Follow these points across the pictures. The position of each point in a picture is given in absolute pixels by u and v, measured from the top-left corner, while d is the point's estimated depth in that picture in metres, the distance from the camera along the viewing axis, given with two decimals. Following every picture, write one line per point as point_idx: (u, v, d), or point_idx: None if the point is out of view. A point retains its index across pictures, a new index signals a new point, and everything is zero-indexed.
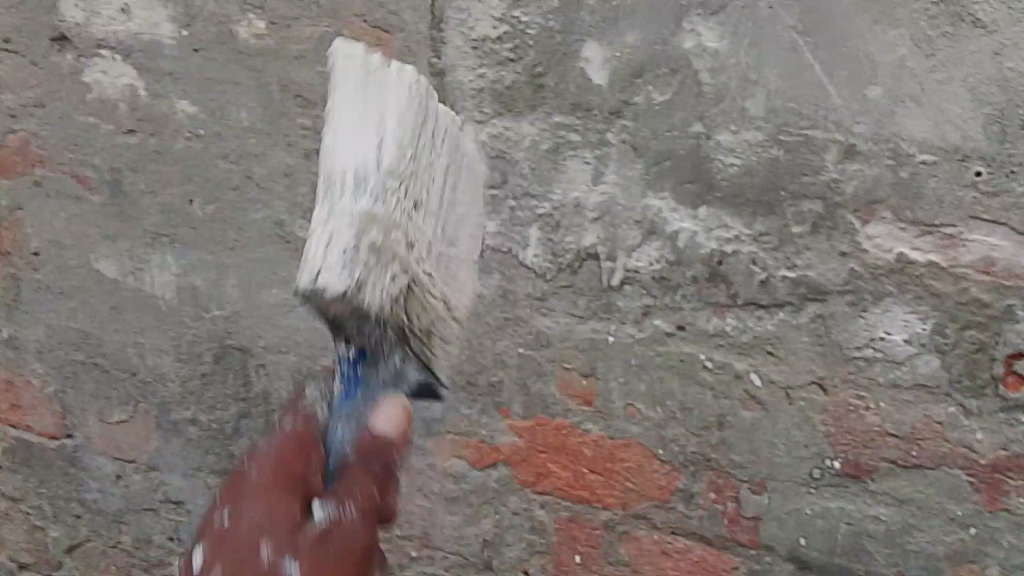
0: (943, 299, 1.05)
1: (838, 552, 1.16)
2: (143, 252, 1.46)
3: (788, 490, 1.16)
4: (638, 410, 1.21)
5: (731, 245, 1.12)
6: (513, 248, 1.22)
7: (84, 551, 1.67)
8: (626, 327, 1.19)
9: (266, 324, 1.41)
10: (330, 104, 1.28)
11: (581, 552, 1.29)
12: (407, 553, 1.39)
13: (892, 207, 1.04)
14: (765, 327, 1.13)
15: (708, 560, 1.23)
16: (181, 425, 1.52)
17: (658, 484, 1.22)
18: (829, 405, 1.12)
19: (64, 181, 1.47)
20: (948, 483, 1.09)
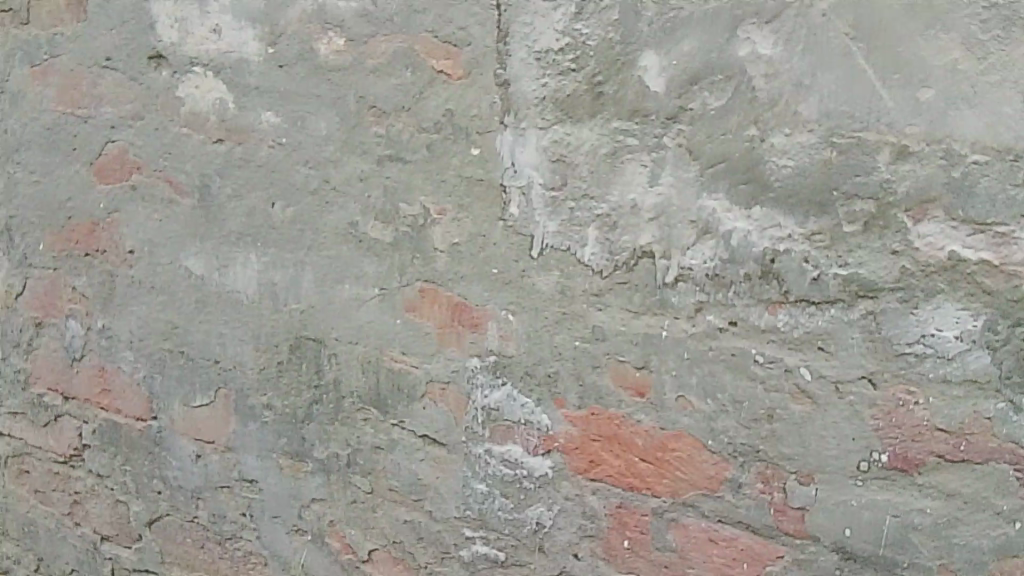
0: (994, 296, 1.08)
1: (884, 544, 1.18)
2: (229, 250, 1.56)
3: (835, 482, 1.19)
4: (689, 402, 1.26)
5: (784, 243, 1.17)
6: (572, 246, 1.29)
7: (163, 525, 1.74)
8: (680, 321, 1.25)
9: (338, 317, 1.48)
10: (403, 112, 1.37)
11: (630, 538, 1.33)
12: (463, 535, 1.45)
13: (944, 207, 1.08)
14: (817, 323, 1.17)
15: (754, 548, 1.25)
16: (258, 410, 1.59)
17: (707, 474, 1.26)
18: (879, 399, 1.15)
19: (157, 185, 1.60)
20: (995, 477, 1.11)
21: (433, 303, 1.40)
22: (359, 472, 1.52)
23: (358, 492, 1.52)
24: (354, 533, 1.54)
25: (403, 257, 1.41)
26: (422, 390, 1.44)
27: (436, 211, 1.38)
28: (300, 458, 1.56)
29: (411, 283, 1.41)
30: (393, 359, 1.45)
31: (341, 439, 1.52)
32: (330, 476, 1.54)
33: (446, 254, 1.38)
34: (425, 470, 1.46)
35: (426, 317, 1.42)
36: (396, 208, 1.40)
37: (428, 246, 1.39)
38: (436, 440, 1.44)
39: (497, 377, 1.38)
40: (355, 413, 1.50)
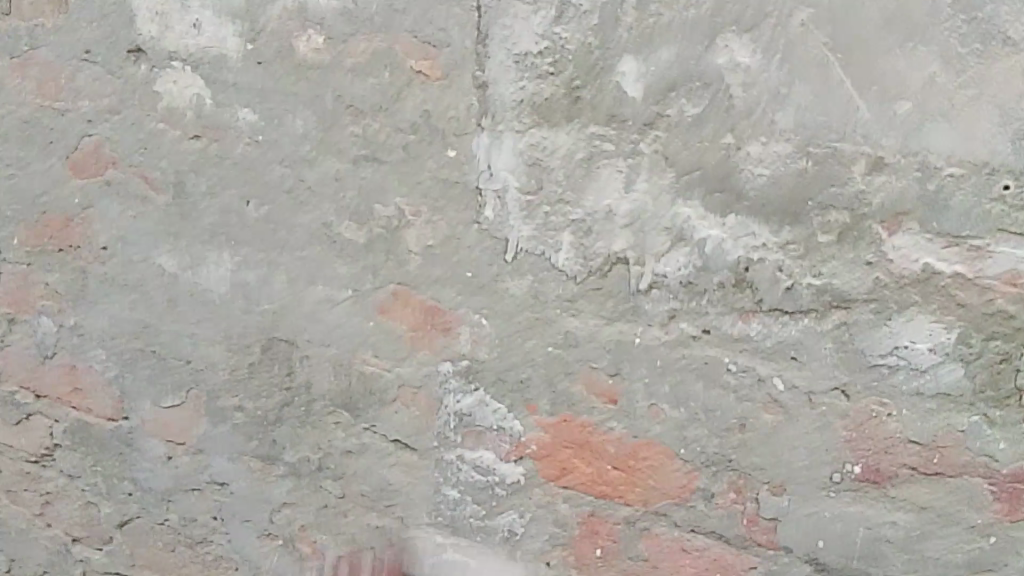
0: (967, 309, 1.08)
1: (856, 557, 1.18)
2: (201, 249, 1.53)
3: (806, 493, 1.19)
4: (661, 410, 1.25)
5: (758, 252, 1.16)
6: (546, 251, 1.28)
7: (133, 528, 1.72)
8: (653, 328, 1.24)
9: (311, 319, 1.47)
10: (381, 113, 1.35)
11: (602, 547, 1.32)
12: (435, 541, 1.44)
13: (918, 219, 1.08)
14: (789, 333, 1.16)
15: (725, 559, 1.25)
16: (228, 411, 1.57)
17: (678, 483, 1.26)
18: (851, 411, 1.15)
19: (131, 181, 1.57)
20: (967, 491, 1.12)
21: (405, 306, 1.39)
22: (330, 476, 1.50)
23: (327, 497, 1.51)
24: (324, 538, 1.54)
25: (378, 259, 1.40)
26: (395, 394, 1.43)
27: (411, 214, 1.36)
28: (270, 461, 1.55)
29: (384, 285, 1.40)
30: (365, 362, 1.44)
31: (311, 443, 1.51)
32: (301, 479, 1.53)
33: (421, 257, 1.37)
34: (396, 475, 1.44)
35: (398, 320, 1.40)
36: (372, 210, 1.39)
37: (402, 248, 1.38)
38: (408, 444, 1.43)
39: (469, 381, 1.36)
40: (327, 416, 1.49)
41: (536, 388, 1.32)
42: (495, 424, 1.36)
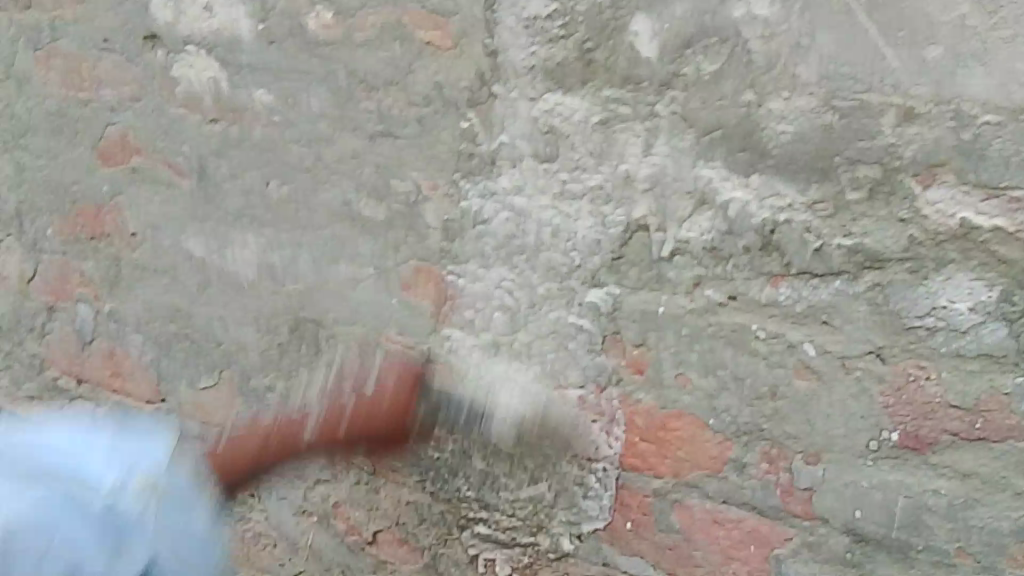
0: (1011, 266, 1.01)
1: (897, 526, 1.12)
2: (226, 231, 1.53)
3: (843, 462, 1.14)
4: (689, 380, 1.22)
5: (785, 213, 1.11)
6: (564, 221, 1.24)
7: None
8: (678, 297, 1.20)
9: (334, 299, 1.46)
10: (392, 87, 1.33)
11: (633, 520, 1.29)
12: (466, 516, 1.41)
13: (954, 170, 1.02)
14: (820, 296, 1.11)
15: (761, 530, 1.21)
16: (261, 392, 1.56)
17: (710, 453, 1.22)
18: (888, 375, 1.09)
19: (157, 168, 1.56)
20: (1014, 456, 1.04)
21: (427, 281, 1.37)
22: (362, 453, 1.50)
23: (360, 474, 1.51)
24: (360, 515, 1.52)
25: (397, 235, 1.38)
26: (418, 371, 1.41)
27: (429, 188, 1.34)
28: None
29: (405, 261, 1.39)
30: (390, 340, 1.43)
31: None
32: (334, 458, 1.52)
33: (440, 232, 1.35)
34: (425, 453, 1.44)
35: (421, 296, 1.39)
36: (390, 186, 1.37)
37: (422, 224, 1.36)
38: (434, 421, 1.41)
39: (495, 354, 1.34)
40: None
41: (569, 358, 1.29)
42: (534, 399, 1.32)
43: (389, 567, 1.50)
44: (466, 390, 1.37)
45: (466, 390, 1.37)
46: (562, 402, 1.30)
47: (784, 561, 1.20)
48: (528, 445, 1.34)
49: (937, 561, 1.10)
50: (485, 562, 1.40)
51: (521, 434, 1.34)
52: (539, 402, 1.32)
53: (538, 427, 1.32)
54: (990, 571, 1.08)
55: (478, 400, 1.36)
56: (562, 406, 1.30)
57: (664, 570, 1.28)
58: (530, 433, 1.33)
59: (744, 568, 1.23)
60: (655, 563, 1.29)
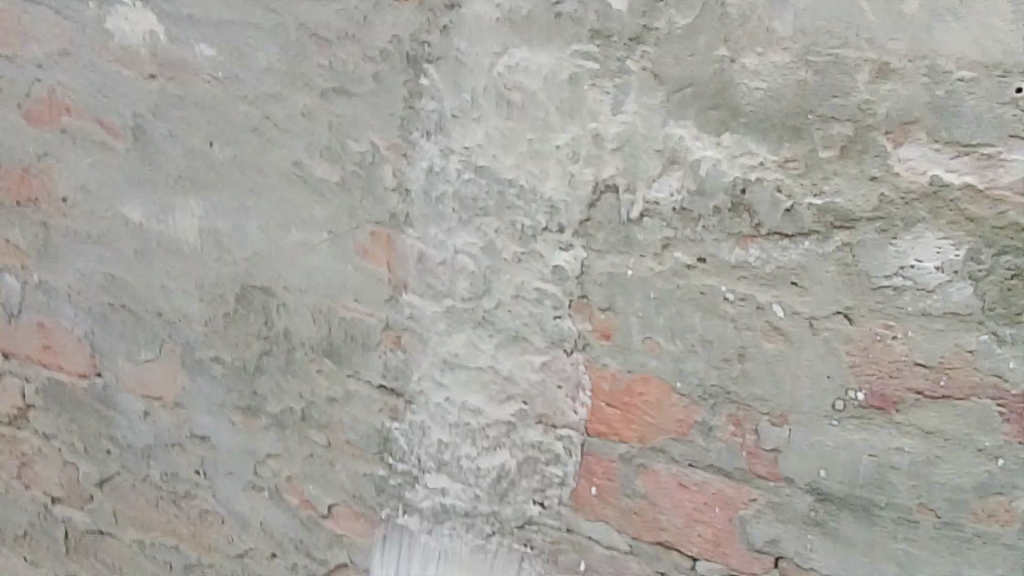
0: (977, 224, 1.02)
1: (860, 484, 1.12)
2: (167, 194, 1.43)
3: (809, 422, 1.14)
4: (656, 343, 1.20)
5: (756, 172, 1.10)
6: (530, 181, 1.21)
7: (113, 486, 1.61)
8: (647, 259, 1.18)
9: (286, 264, 1.39)
10: (348, 40, 1.26)
11: (598, 486, 1.27)
12: (427, 487, 1.37)
13: (926, 127, 1.02)
14: (790, 257, 1.11)
15: (726, 492, 1.20)
16: (206, 364, 1.49)
17: (676, 417, 1.21)
18: (855, 335, 1.09)
19: (88, 126, 1.45)
20: (977, 414, 1.06)
21: (382, 246, 1.32)
22: (316, 426, 1.44)
23: (314, 447, 1.45)
24: (313, 489, 1.46)
25: (352, 198, 1.32)
26: (377, 338, 1.36)
27: (386, 147, 1.28)
28: (253, 413, 1.48)
29: (361, 225, 1.33)
30: (346, 307, 1.37)
31: (293, 393, 1.44)
32: (285, 431, 1.46)
33: (398, 194, 1.29)
34: (382, 423, 1.38)
35: (377, 261, 1.33)
36: (344, 145, 1.31)
37: (379, 185, 1.30)
38: (394, 389, 1.36)
39: (458, 320, 1.30)
40: (308, 365, 1.42)
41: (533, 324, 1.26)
42: (499, 364, 1.29)
43: (347, 541, 1.46)
44: (427, 357, 1.33)
45: (427, 359, 1.33)
46: (526, 369, 1.28)
47: (748, 522, 1.20)
48: (492, 413, 1.31)
49: (900, 518, 1.11)
50: (445, 533, 1.37)
51: (485, 405, 1.31)
52: (504, 368, 1.29)
53: (501, 396, 1.30)
54: (951, 526, 1.09)
55: (441, 369, 1.32)
56: (525, 374, 1.28)
57: (628, 536, 1.27)
58: (496, 401, 1.30)
59: (709, 530, 1.22)
60: (620, 528, 1.27)
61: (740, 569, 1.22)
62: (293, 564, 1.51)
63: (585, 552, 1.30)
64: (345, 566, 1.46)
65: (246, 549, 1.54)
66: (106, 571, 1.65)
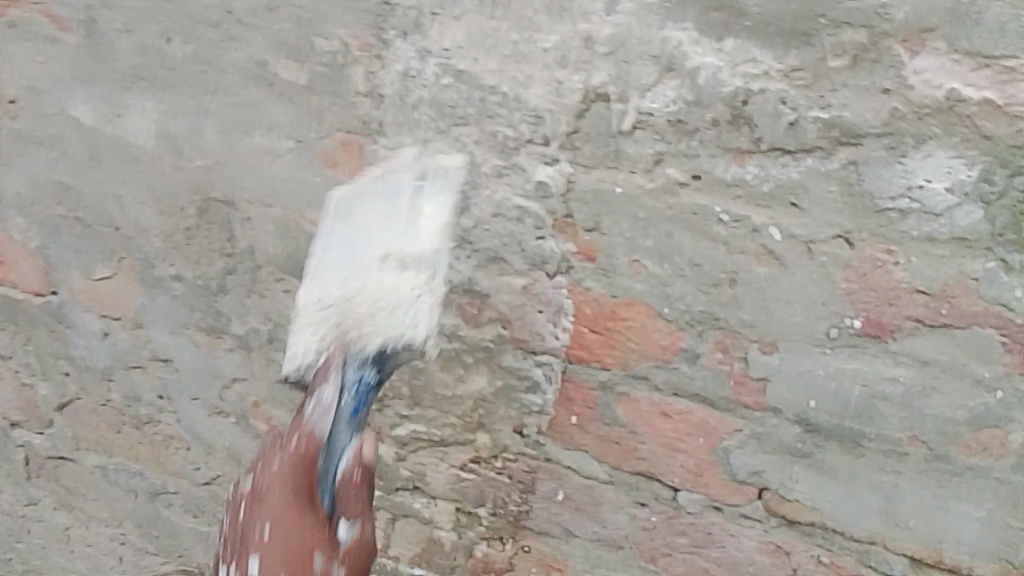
0: (993, 143, 0.95)
1: (851, 416, 1.08)
2: (120, 96, 1.32)
3: (801, 351, 1.08)
4: (643, 267, 1.13)
5: (759, 81, 1.02)
6: (514, 89, 1.12)
7: (71, 407, 1.54)
8: (636, 175, 1.10)
9: (248, 173, 1.30)
10: None
11: (577, 414, 1.22)
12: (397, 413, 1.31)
13: (945, 35, 0.94)
14: (789, 175, 1.04)
15: (709, 422, 1.16)
16: (166, 280, 1.40)
17: (661, 343, 1.15)
18: (854, 260, 1.03)
19: (36, 20, 1.32)
20: (977, 344, 1.01)
21: (352, 156, 1.23)
22: (283, 347, 1.37)
23: (281, 369, 1.38)
24: (281, 412, 1.41)
25: (320, 103, 1.22)
26: None
27: (358, 47, 1.18)
28: (215, 334, 1.40)
29: (330, 133, 1.23)
30: (314, 223, 1.29)
31: (258, 312, 1.36)
32: (250, 352, 1.39)
33: (370, 100, 1.19)
34: None
35: (346, 173, 1.24)
36: (311, 44, 1.20)
37: (350, 90, 1.20)
38: None
39: None
40: (274, 283, 1.34)
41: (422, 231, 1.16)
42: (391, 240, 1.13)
43: None
44: (321, 295, 1.12)
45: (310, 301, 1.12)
46: (420, 264, 1.17)
47: (731, 453, 1.16)
48: (394, 304, 1.13)
49: (889, 450, 1.08)
50: (418, 459, 1.33)
51: (390, 307, 1.13)
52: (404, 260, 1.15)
53: (395, 305, 1.13)
54: (943, 460, 1.06)
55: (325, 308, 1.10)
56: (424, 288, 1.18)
57: (608, 466, 1.23)
58: (400, 295, 1.15)
59: (690, 461, 1.18)
60: (599, 458, 1.23)
61: (721, 499, 1.18)
62: None
63: (562, 481, 1.25)
64: None
65: (212, 473, 1.49)
66: (68, 494, 1.60)
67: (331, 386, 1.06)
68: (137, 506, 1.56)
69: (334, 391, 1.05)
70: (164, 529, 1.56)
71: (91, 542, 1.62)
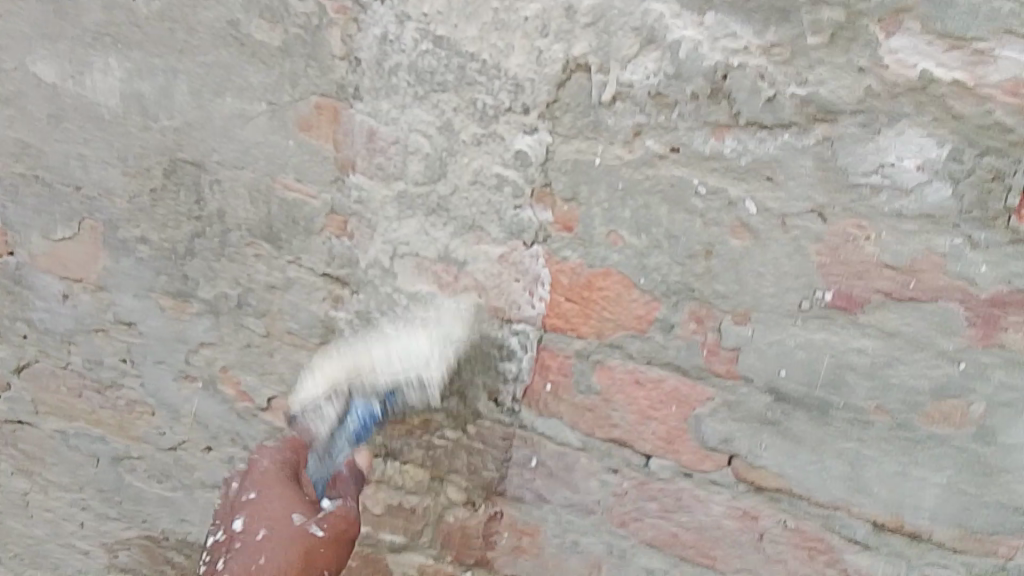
0: (962, 122, 0.98)
1: (818, 384, 1.12)
2: (82, 52, 1.28)
3: (772, 322, 1.11)
4: (620, 238, 1.14)
5: (739, 56, 1.03)
6: (495, 56, 1.11)
7: (32, 372, 1.50)
8: (616, 147, 1.11)
9: (218, 135, 1.27)
10: None
11: (552, 382, 1.24)
12: None
13: (919, 16, 0.95)
14: (766, 150, 1.05)
15: (681, 391, 1.18)
16: (131, 244, 1.37)
17: (636, 314, 1.17)
18: (826, 235, 1.06)
19: None
20: (941, 318, 1.05)
21: (327, 121, 1.21)
22: (254, 313, 1.35)
23: (251, 336, 1.37)
24: (250, 378, 1.39)
25: (294, 65, 1.20)
26: (322, 223, 1.27)
27: (334, 9, 1.15)
28: (183, 299, 1.38)
29: (304, 97, 1.21)
30: (287, 187, 1.27)
31: (228, 278, 1.34)
32: (220, 318, 1.37)
33: (346, 63, 1.17)
34: (326, 312, 1.31)
35: (321, 137, 1.22)
36: (285, 3, 1.17)
37: (325, 52, 1.18)
38: (338, 277, 1.28)
39: (411, 205, 1.21)
40: (244, 249, 1.32)
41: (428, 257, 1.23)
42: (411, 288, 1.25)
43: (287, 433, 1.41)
44: None
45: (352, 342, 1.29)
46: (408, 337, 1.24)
47: (702, 420, 1.19)
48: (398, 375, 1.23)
49: (854, 418, 1.12)
50: (392, 426, 1.33)
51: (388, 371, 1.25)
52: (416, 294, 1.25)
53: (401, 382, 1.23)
54: (904, 428, 1.10)
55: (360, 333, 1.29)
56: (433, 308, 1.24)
57: (581, 432, 1.25)
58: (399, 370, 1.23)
59: (661, 428, 1.21)
60: (573, 424, 1.25)
61: (692, 466, 1.21)
62: (230, 455, 1.45)
63: (535, 448, 1.27)
64: None
65: (178, 439, 1.47)
66: (27, 460, 1.56)
67: (339, 406, 1.23)
68: (99, 472, 1.53)
69: (339, 413, 1.23)
70: (129, 495, 1.53)
71: (50, 508, 1.58)
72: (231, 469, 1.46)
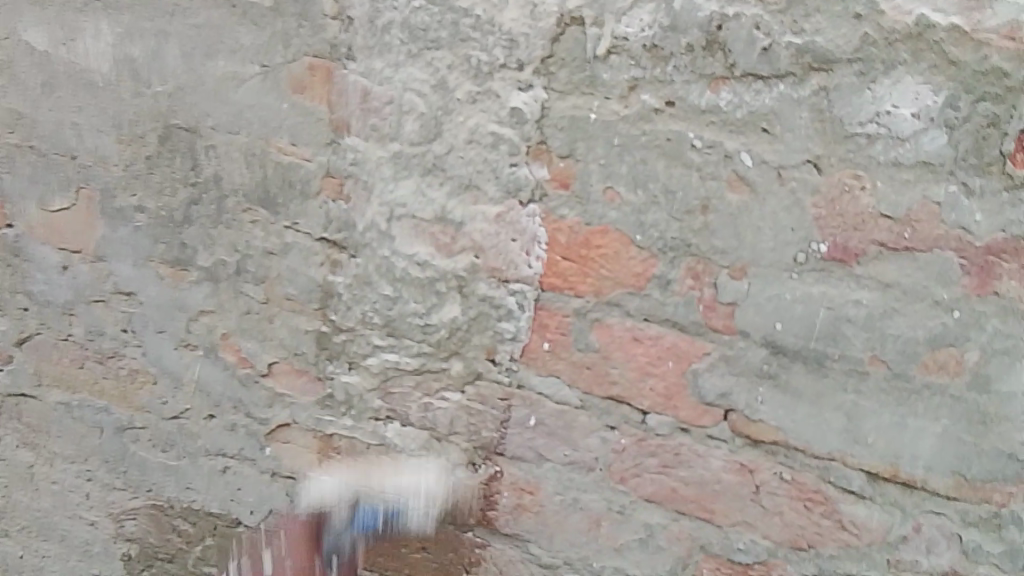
0: (958, 69, 0.97)
1: (816, 337, 1.12)
2: (75, 17, 1.28)
3: (769, 275, 1.11)
4: (617, 194, 1.14)
5: (734, 6, 1.03)
6: (488, 12, 1.11)
7: (34, 344, 1.51)
8: (612, 102, 1.10)
9: (211, 98, 1.26)
10: None
11: (551, 341, 1.24)
12: (371, 342, 1.32)
13: None
14: (762, 102, 1.05)
15: (680, 347, 1.19)
16: (128, 211, 1.37)
17: (633, 271, 1.17)
18: (823, 186, 1.06)
19: None
20: (938, 268, 1.04)
21: (322, 81, 1.21)
22: (251, 279, 1.35)
23: (250, 301, 1.37)
24: (250, 344, 1.39)
25: (287, 26, 1.20)
26: (317, 185, 1.26)
27: None
28: (181, 266, 1.38)
29: (299, 58, 1.20)
30: (282, 151, 1.26)
31: (225, 244, 1.34)
32: (218, 285, 1.37)
33: (340, 22, 1.17)
34: (322, 276, 1.31)
35: (316, 98, 1.22)
36: None
37: (318, 12, 1.17)
38: (335, 241, 1.28)
39: (406, 166, 1.21)
40: (241, 214, 1.32)
41: None
42: None
43: (287, 400, 1.41)
44: None
45: None
46: None
47: (700, 375, 1.19)
48: None
49: (851, 370, 1.12)
50: (390, 389, 1.34)
51: None
52: None
53: None
54: (901, 379, 1.10)
55: None
56: None
57: (581, 391, 1.25)
58: None
59: (661, 385, 1.21)
60: (572, 383, 1.25)
61: (689, 421, 1.22)
62: (231, 422, 1.45)
63: (535, 407, 1.28)
64: (288, 425, 1.42)
65: (180, 407, 1.48)
66: (30, 433, 1.57)
67: None
68: (103, 442, 1.54)
69: None
70: (133, 465, 1.54)
71: (55, 480, 1.58)
72: (233, 435, 1.46)
